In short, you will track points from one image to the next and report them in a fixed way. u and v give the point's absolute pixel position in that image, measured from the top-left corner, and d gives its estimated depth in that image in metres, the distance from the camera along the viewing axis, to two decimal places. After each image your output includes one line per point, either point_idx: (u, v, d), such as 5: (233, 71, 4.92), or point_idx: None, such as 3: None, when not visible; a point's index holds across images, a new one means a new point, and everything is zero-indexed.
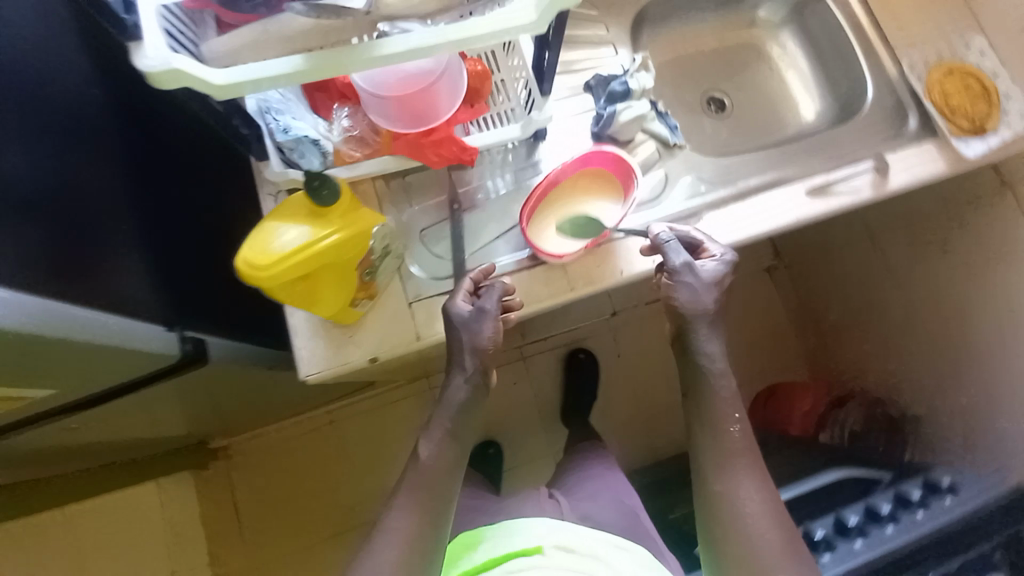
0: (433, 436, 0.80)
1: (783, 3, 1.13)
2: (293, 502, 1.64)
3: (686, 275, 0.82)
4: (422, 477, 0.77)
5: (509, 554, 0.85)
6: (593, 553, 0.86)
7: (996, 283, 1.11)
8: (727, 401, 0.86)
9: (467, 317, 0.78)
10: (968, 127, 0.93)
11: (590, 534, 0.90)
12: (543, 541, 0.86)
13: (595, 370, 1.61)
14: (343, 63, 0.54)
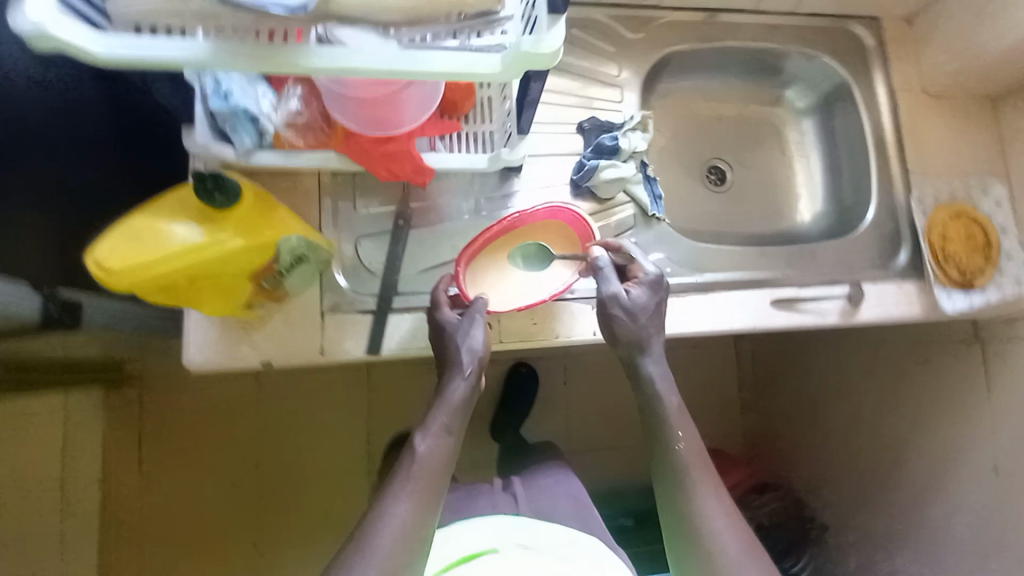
0: (431, 431, 0.71)
1: (813, 89, 1.05)
2: (205, 453, 1.45)
3: (612, 304, 0.77)
4: (418, 473, 0.67)
5: (468, 557, 0.77)
6: (553, 547, 0.79)
7: (938, 433, 1.08)
8: (675, 416, 0.78)
9: (457, 323, 0.73)
10: (955, 279, 0.88)
11: (545, 527, 0.82)
12: (500, 541, 0.79)
13: (530, 391, 1.52)
14: (266, 63, 0.46)
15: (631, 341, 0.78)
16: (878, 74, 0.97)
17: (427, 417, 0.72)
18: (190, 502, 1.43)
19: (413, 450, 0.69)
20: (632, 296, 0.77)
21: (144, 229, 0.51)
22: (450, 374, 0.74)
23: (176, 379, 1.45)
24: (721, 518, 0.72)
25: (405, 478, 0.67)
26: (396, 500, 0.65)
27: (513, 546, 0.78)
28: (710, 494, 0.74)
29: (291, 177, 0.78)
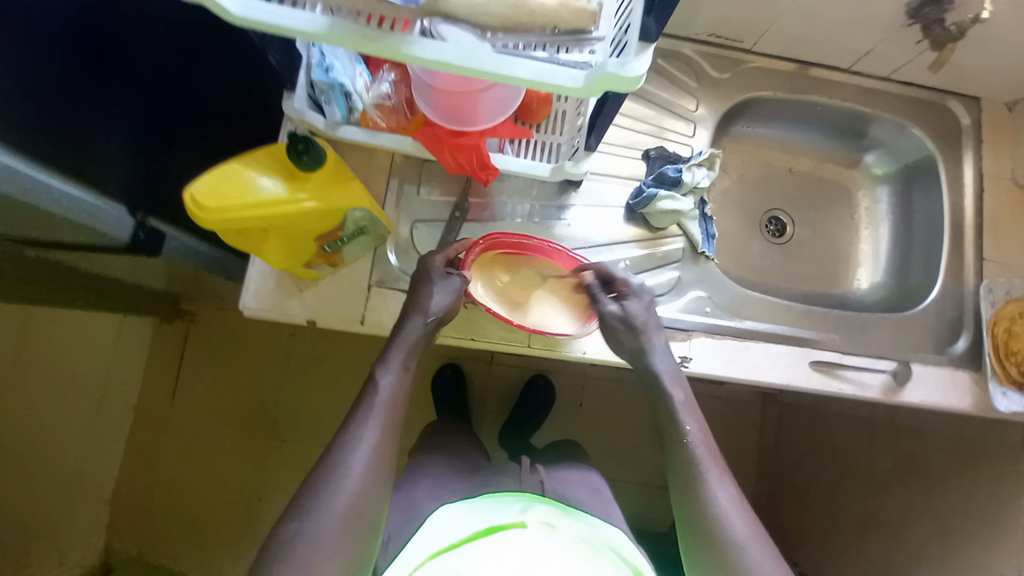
0: (391, 364, 0.71)
1: (897, 159, 1.02)
2: (229, 391, 1.54)
3: (620, 325, 0.77)
4: (380, 408, 0.67)
5: (490, 529, 0.67)
6: (577, 534, 0.71)
7: (967, 536, 1.00)
8: (686, 411, 0.73)
9: (438, 278, 0.74)
10: (1013, 378, 0.83)
11: (565, 514, 0.76)
12: (526, 518, 0.71)
13: (547, 400, 1.50)
14: (367, 44, 0.50)
15: (631, 351, 0.77)
16: (969, 154, 0.93)
17: (387, 352, 0.72)
18: (210, 434, 1.52)
19: (376, 386, 0.69)
20: (625, 306, 0.77)
21: (233, 178, 0.56)
22: (411, 312, 0.73)
23: (226, 317, 1.55)
24: (734, 511, 0.65)
25: (366, 411, 0.67)
26: (361, 431, 0.66)
27: (539, 524, 0.70)
28: (723, 488, 0.67)
29: (367, 153, 0.83)
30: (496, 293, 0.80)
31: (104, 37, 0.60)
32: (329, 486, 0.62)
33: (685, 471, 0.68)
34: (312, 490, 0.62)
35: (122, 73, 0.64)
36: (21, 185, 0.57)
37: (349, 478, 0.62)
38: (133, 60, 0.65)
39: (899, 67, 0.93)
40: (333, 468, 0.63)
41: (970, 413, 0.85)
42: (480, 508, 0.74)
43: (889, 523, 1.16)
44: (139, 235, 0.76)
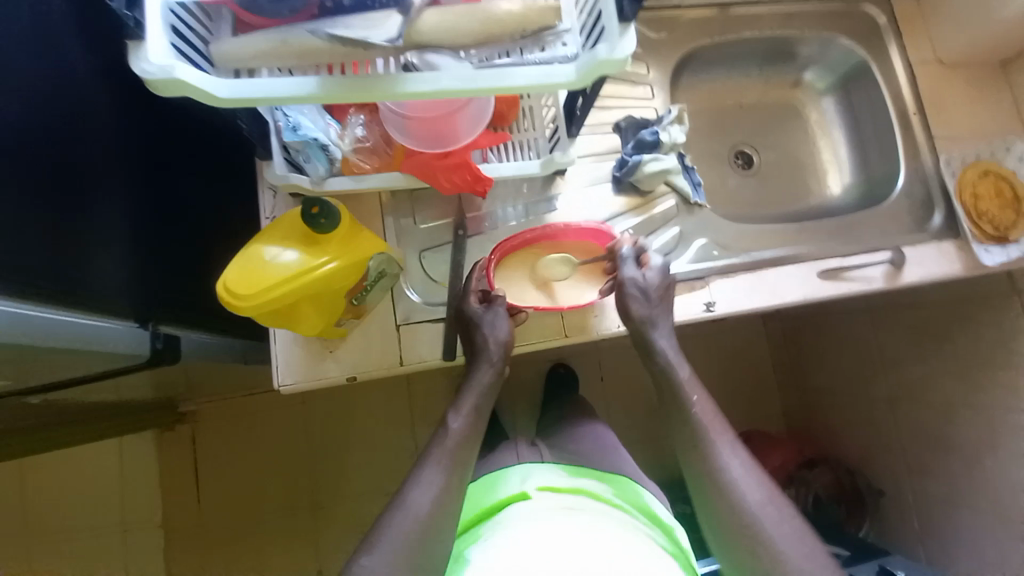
0: (460, 409, 0.72)
1: (833, 69, 1.08)
2: (254, 480, 1.46)
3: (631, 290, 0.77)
4: (445, 449, 0.68)
5: (498, 507, 0.71)
6: (581, 488, 0.73)
7: (987, 385, 1.09)
8: (689, 383, 0.76)
9: (482, 318, 0.75)
10: (990, 235, 0.91)
11: (566, 472, 0.77)
12: (527, 487, 0.73)
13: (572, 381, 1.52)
14: (361, 93, 0.50)
15: (635, 328, 0.77)
16: (894, 48, 1.01)
17: (457, 398, 0.73)
18: (250, 529, 1.45)
19: (448, 428, 0.70)
20: (645, 276, 0.77)
21: (255, 259, 0.55)
22: (478, 363, 0.75)
23: (226, 408, 1.48)
24: (747, 478, 0.69)
25: (431, 452, 0.69)
26: (426, 471, 0.67)
27: (541, 491, 0.71)
28: (734, 455, 0.70)
29: (356, 200, 0.83)
30: (532, 291, 0.82)
31: (69, 160, 0.59)
32: (394, 518, 0.63)
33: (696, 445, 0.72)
34: (389, 514, 0.64)
35: (94, 185, 0.63)
36: (34, 327, 0.54)
37: (418, 503, 0.64)
38: (99, 169, 0.64)
39: None
40: (404, 497, 0.64)
41: (964, 276, 0.93)
42: (492, 483, 0.78)
43: (914, 396, 1.24)
44: (157, 344, 0.72)
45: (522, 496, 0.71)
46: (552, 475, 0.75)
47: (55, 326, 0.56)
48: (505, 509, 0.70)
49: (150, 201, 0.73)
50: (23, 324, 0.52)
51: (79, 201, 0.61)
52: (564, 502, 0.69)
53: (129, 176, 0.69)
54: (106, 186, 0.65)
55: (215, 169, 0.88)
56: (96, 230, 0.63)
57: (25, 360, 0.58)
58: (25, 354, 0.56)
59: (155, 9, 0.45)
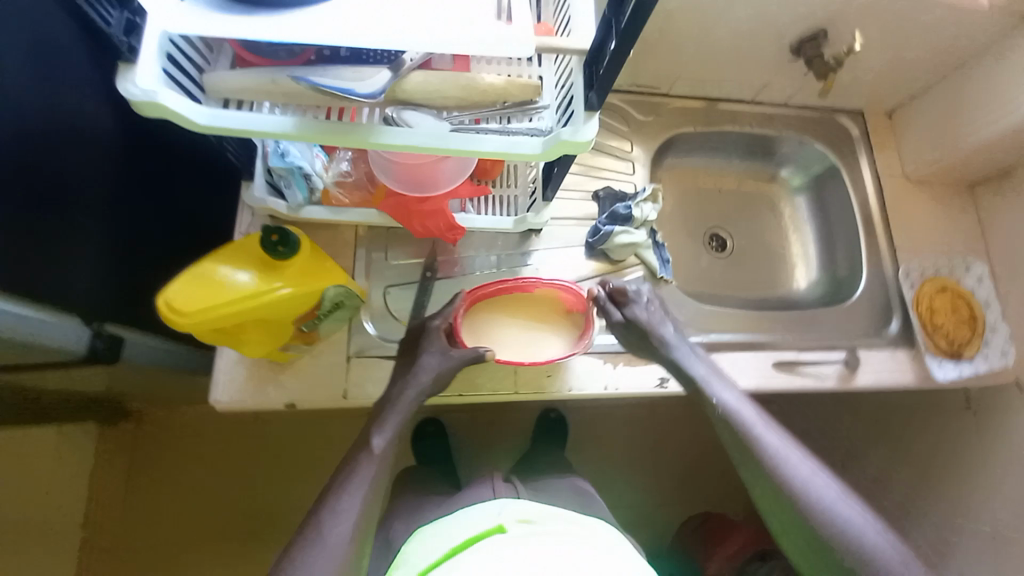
0: (387, 429, 0.70)
1: (808, 171, 1.15)
2: (192, 492, 1.40)
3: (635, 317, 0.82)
4: (367, 476, 0.66)
5: (471, 540, 0.66)
6: (561, 521, 0.70)
7: (935, 495, 1.09)
8: (720, 381, 0.78)
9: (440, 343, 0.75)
10: (944, 349, 0.94)
11: (540, 506, 0.74)
12: (503, 520, 0.69)
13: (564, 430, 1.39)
14: (335, 138, 0.53)
15: (654, 351, 0.81)
16: (864, 160, 1.08)
17: (380, 417, 0.71)
18: (184, 543, 1.37)
19: (370, 449, 0.68)
20: (628, 314, 0.82)
21: (208, 276, 0.55)
22: (400, 384, 0.73)
23: (175, 414, 1.42)
24: (815, 478, 0.69)
25: (352, 474, 0.66)
26: (347, 499, 0.64)
27: (517, 523, 0.68)
28: (773, 435, 0.72)
29: (331, 229, 0.85)
30: (497, 340, 0.82)
31: (55, 158, 0.62)
32: (310, 551, 0.60)
33: (753, 456, 0.71)
34: (301, 540, 0.61)
35: (76, 188, 0.66)
36: None
37: (335, 532, 0.62)
38: (86, 171, 0.66)
39: (792, 95, 1.07)
40: (319, 523, 0.62)
41: (915, 386, 0.95)
42: (457, 521, 0.72)
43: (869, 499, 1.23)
44: (98, 344, 0.73)
45: (499, 528, 0.67)
46: (526, 508, 0.72)
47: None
48: (482, 540, 0.65)
49: (129, 205, 0.75)
50: None
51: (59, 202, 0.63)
52: (544, 531, 0.66)
53: (115, 182, 0.71)
54: (88, 189, 0.67)
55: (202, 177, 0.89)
56: (71, 230, 0.65)
57: None
58: None
59: (152, 39, 0.48)
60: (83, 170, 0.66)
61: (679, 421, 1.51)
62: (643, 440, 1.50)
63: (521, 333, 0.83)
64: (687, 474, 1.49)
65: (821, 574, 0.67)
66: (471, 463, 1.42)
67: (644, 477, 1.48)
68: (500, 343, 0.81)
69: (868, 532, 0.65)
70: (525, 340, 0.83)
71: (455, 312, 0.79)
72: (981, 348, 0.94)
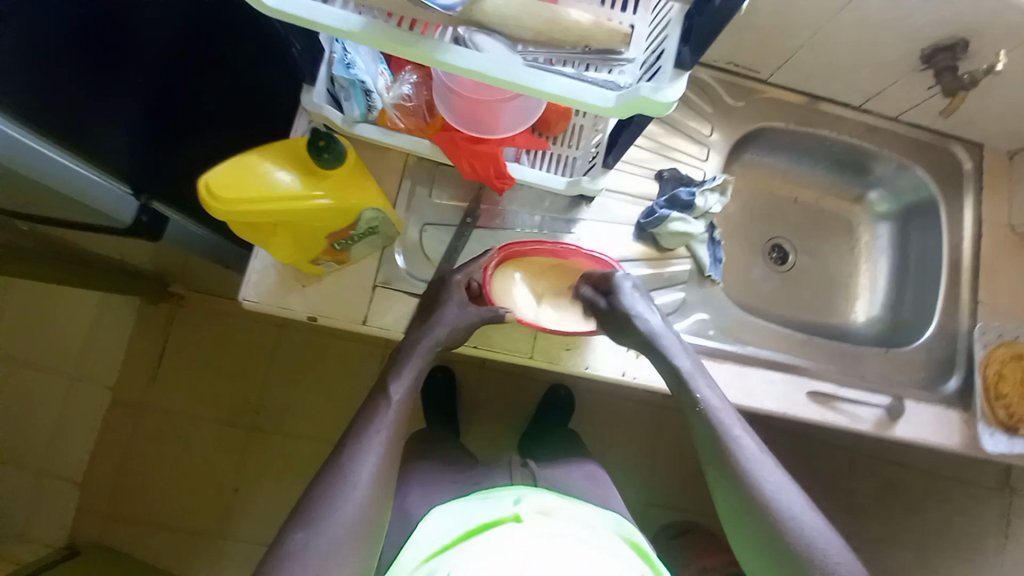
0: (404, 378, 0.69)
1: (899, 198, 1.04)
2: (206, 382, 1.41)
3: (630, 302, 0.75)
4: (388, 418, 0.66)
5: (484, 527, 0.63)
6: (581, 522, 0.66)
7: None
8: (725, 411, 0.70)
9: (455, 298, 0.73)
10: (1000, 420, 0.85)
11: (560, 500, 0.70)
12: (519, 509, 0.65)
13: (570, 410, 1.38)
14: (400, 49, 0.50)
15: (640, 342, 0.75)
16: (969, 199, 0.96)
17: (396, 366, 0.70)
18: (190, 427, 1.39)
19: (387, 397, 0.67)
20: (615, 301, 0.76)
21: (249, 168, 0.55)
22: (420, 333, 0.72)
23: (214, 307, 1.43)
24: (782, 489, 0.65)
25: (370, 421, 0.65)
26: (369, 443, 0.63)
27: (535, 515, 0.64)
28: (776, 482, 0.65)
29: (382, 152, 0.83)
30: (524, 302, 0.79)
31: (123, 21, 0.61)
32: (335, 492, 0.59)
33: (720, 457, 0.67)
34: (325, 482, 0.60)
35: (134, 55, 0.65)
36: (33, 164, 0.60)
37: (360, 480, 0.60)
38: (148, 42, 0.65)
39: (908, 109, 0.95)
40: (343, 465, 0.61)
41: (958, 452, 0.86)
42: (473, 507, 0.69)
43: None
44: (142, 218, 0.77)
45: (513, 517, 0.63)
46: (546, 500, 0.68)
47: (55, 171, 0.62)
48: (494, 529, 0.62)
49: (187, 88, 0.74)
50: (30, 158, 0.59)
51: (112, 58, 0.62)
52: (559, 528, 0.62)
53: (174, 53, 0.69)
54: (142, 52, 0.65)
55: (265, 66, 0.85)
56: (116, 88, 0.64)
57: (23, 189, 0.65)
58: (26, 185, 0.63)
59: None
60: (144, 41, 0.65)
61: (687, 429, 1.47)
62: (647, 439, 1.46)
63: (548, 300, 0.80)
64: (681, 483, 1.46)
65: None
66: (471, 417, 1.43)
67: (639, 473, 1.45)
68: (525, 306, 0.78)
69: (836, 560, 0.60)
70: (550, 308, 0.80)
71: (488, 263, 0.77)
72: None
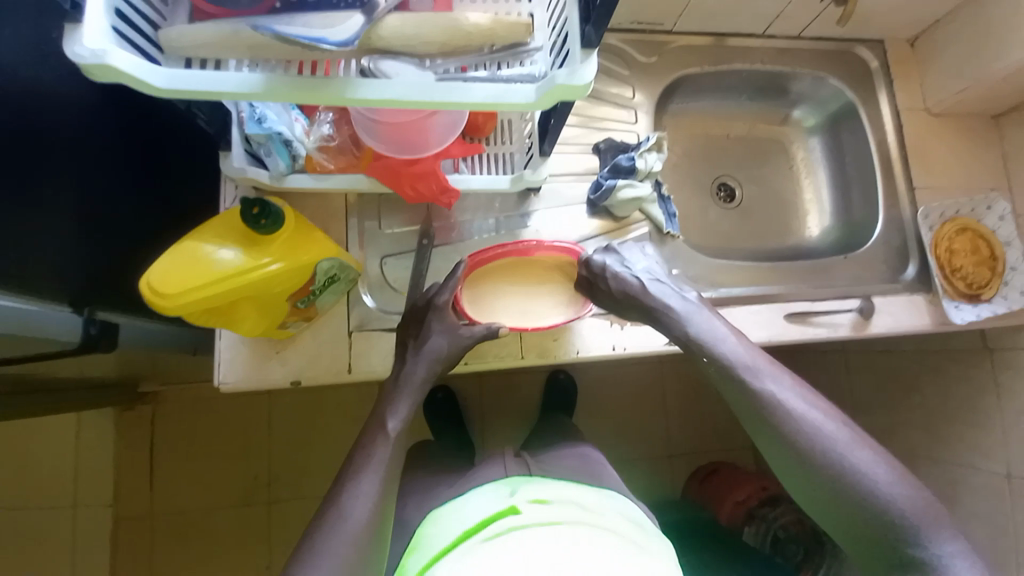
0: (399, 410, 0.68)
1: (821, 109, 1.08)
2: (208, 470, 1.36)
3: (624, 272, 0.78)
4: (379, 456, 0.64)
5: (483, 523, 0.62)
6: (576, 501, 0.66)
7: (948, 439, 1.10)
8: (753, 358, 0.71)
9: (440, 320, 0.72)
10: (962, 292, 0.90)
11: (553, 485, 0.70)
12: (515, 500, 0.65)
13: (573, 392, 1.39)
14: (312, 96, 0.48)
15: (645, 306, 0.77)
16: (883, 94, 1.01)
17: (390, 401, 0.69)
18: (201, 520, 1.34)
19: (386, 433, 0.66)
20: (607, 277, 0.77)
21: (187, 255, 0.53)
22: (412, 361, 0.71)
23: (194, 394, 1.38)
24: (818, 420, 0.66)
25: (368, 459, 0.64)
26: (362, 483, 0.62)
27: (532, 504, 0.64)
28: (826, 423, 0.65)
29: (319, 198, 0.81)
30: (503, 308, 0.79)
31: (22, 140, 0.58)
32: (329, 536, 0.58)
33: (755, 408, 0.68)
34: (321, 524, 0.59)
35: (40, 169, 0.61)
36: None
37: (355, 516, 0.59)
38: (50, 153, 0.62)
39: (808, 25, 0.99)
40: (338, 508, 0.60)
41: (932, 330, 0.92)
42: (466, 503, 0.69)
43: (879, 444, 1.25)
44: (92, 330, 0.71)
45: (512, 510, 0.63)
46: (543, 487, 0.68)
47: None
48: (493, 524, 0.62)
49: (100, 186, 0.71)
50: None
51: (33, 176, 0.60)
52: (559, 513, 0.62)
53: (88, 158, 0.68)
54: (55, 166, 0.63)
55: (169, 146, 0.82)
56: (41, 207, 0.62)
57: None
58: None
59: None
60: (46, 152, 0.62)
61: (688, 378, 1.51)
62: (653, 397, 1.50)
63: (528, 301, 0.80)
64: (695, 430, 1.50)
65: (864, 552, 0.62)
66: (481, 427, 1.43)
67: (655, 432, 1.48)
68: (506, 312, 0.79)
69: (881, 481, 0.61)
70: (530, 308, 0.80)
71: (458, 285, 0.75)
72: (1001, 290, 0.91)
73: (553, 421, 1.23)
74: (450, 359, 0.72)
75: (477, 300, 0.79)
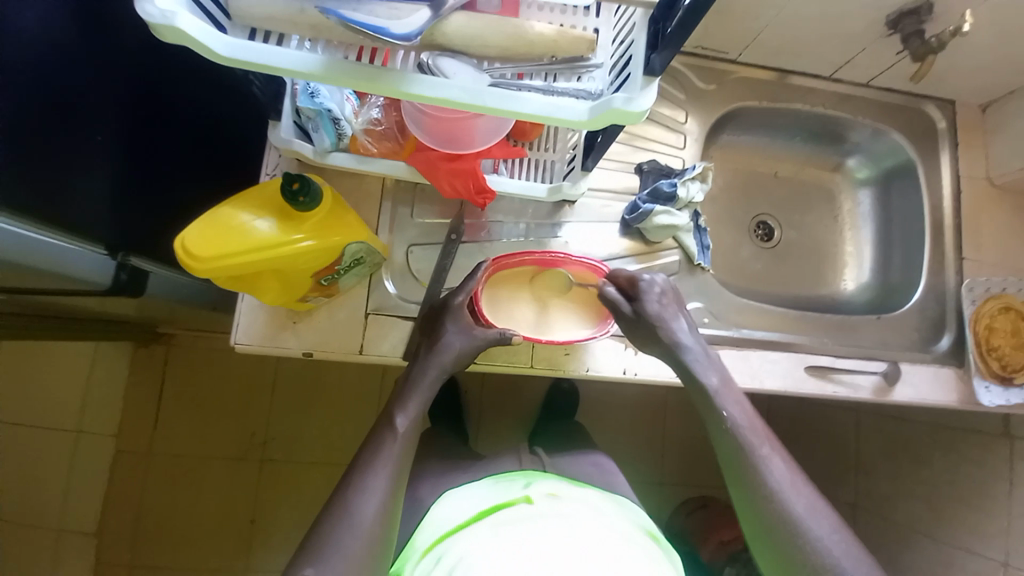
0: (409, 407, 0.68)
1: (876, 162, 1.04)
2: (209, 418, 1.40)
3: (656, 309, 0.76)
4: (391, 451, 0.64)
5: (496, 508, 0.63)
6: (586, 501, 0.67)
7: (951, 519, 1.06)
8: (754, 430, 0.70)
9: (459, 321, 0.72)
10: (994, 372, 0.87)
11: (567, 485, 0.70)
12: (529, 492, 0.66)
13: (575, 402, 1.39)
14: (368, 84, 0.48)
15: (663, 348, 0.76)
16: (946, 157, 0.97)
17: (402, 396, 0.70)
18: (197, 463, 1.38)
19: (394, 429, 0.66)
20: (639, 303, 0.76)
21: (226, 223, 0.54)
22: (427, 358, 0.71)
23: (206, 344, 1.41)
24: (792, 490, 0.65)
25: (376, 454, 0.64)
26: (375, 476, 0.62)
27: (544, 497, 0.65)
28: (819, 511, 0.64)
29: (357, 178, 0.81)
30: (521, 317, 0.79)
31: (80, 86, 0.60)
32: (339, 531, 0.58)
33: (743, 467, 0.67)
34: (331, 516, 0.59)
35: (93, 116, 0.63)
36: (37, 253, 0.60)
37: (365, 513, 0.59)
38: (103, 101, 0.64)
39: (878, 74, 0.96)
40: (348, 501, 0.60)
41: (956, 408, 0.88)
42: (479, 494, 0.69)
43: (879, 509, 1.21)
44: (124, 277, 0.75)
45: (524, 499, 0.64)
46: (556, 485, 0.68)
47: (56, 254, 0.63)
48: (506, 510, 0.62)
49: (147, 138, 0.72)
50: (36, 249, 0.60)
51: (86, 122, 0.62)
52: (571, 509, 0.62)
53: (138, 110, 0.70)
54: (104, 113, 0.65)
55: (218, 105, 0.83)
56: (85, 152, 0.63)
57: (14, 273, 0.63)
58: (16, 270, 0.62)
59: None
60: (99, 98, 0.64)
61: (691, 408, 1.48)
62: (652, 421, 1.48)
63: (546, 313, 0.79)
64: (690, 461, 1.48)
65: None
66: (478, 422, 1.43)
67: (650, 456, 1.47)
68: (523, 322, 0.78)
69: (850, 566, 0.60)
70: (548, 321, 0.79)
71: (476, 286, 0.75)
72: None
73: (553, 429, 1.22)
74: (462, 360, 0.73)
75: (496, 304, 0.79)
